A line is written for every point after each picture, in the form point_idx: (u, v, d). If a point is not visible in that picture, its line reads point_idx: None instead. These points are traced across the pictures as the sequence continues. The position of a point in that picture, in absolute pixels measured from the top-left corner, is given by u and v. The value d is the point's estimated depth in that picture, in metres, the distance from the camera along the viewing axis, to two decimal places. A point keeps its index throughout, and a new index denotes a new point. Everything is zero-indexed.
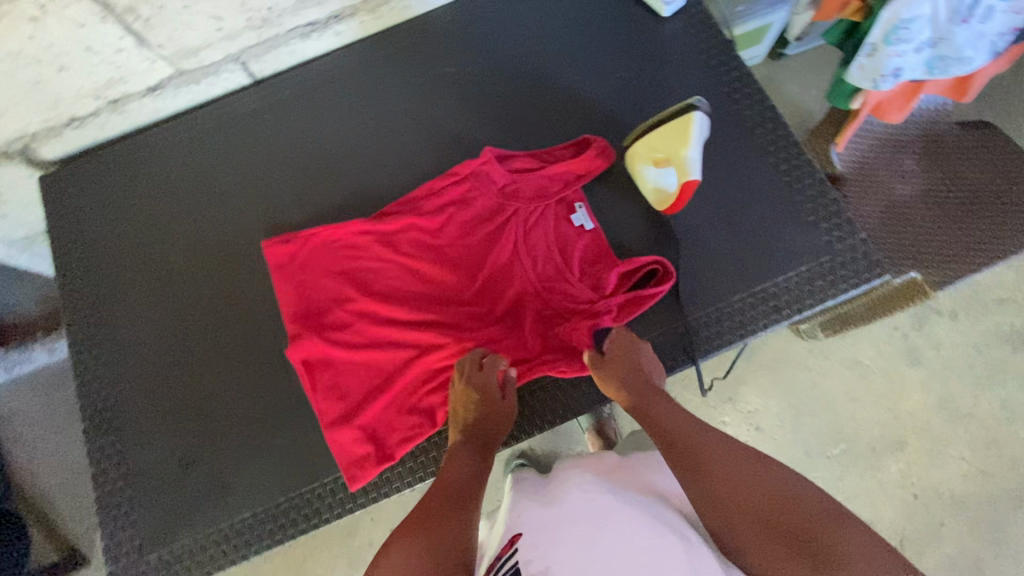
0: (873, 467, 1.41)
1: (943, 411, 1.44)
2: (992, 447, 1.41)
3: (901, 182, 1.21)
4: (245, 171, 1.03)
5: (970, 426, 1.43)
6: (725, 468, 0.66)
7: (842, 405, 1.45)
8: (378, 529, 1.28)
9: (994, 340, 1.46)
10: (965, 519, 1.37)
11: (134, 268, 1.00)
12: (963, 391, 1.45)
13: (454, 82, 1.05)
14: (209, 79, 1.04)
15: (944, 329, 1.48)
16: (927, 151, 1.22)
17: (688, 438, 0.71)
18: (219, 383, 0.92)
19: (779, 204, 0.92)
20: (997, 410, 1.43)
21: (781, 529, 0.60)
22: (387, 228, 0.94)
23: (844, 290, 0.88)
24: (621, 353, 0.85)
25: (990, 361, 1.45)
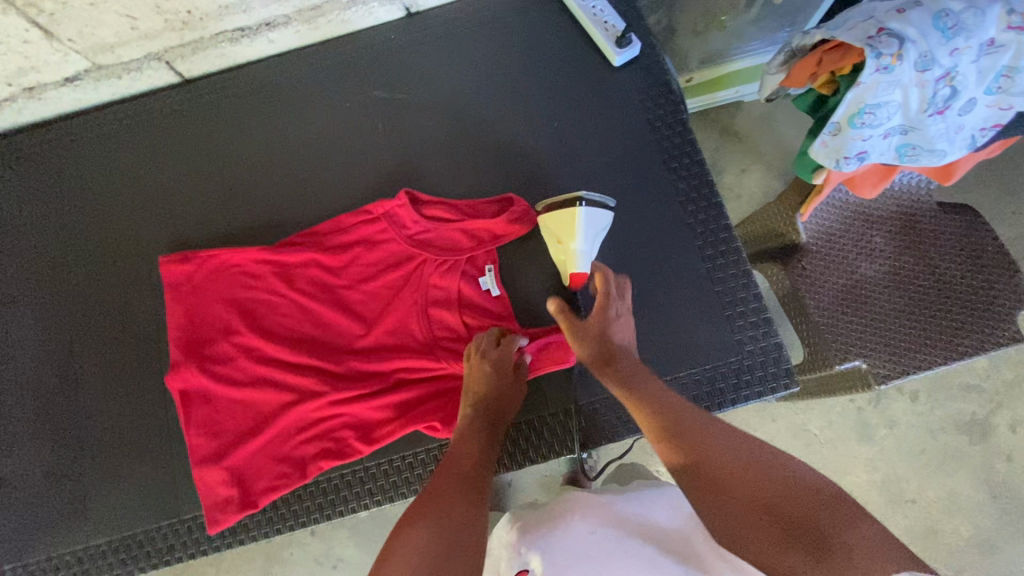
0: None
1: (885, 493, 1.32)
2: (930, 536, 1.30)
3: (863, 260, 1.04)
4: (158, 176, 0.98)
5: (909, 513, 1.31)
6: (725, 463, 0.59)
7: None
8: (279, 548, 1.26)
9: (951, 427, 1.33)
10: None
11: (32, 265, 0.96)
12: (910, 476, 1.33)
13: (385, 109, 0.99)
14: (132, 75, 0.99)
15: (900, 409, 1.35)
16: (900, 230, 1.04)
17: (681, 425, 0.66)
18: (98, 401, 0.90)
19: (696, 291, 0.85)
20: (943, 501, 1.31)
21: (786, 522, 0.51)
22: (290, 261, 0.90)
23: (745, 397, 0.81)
24: (607, 316, 0.79)
25: (946, 450, 1.32)
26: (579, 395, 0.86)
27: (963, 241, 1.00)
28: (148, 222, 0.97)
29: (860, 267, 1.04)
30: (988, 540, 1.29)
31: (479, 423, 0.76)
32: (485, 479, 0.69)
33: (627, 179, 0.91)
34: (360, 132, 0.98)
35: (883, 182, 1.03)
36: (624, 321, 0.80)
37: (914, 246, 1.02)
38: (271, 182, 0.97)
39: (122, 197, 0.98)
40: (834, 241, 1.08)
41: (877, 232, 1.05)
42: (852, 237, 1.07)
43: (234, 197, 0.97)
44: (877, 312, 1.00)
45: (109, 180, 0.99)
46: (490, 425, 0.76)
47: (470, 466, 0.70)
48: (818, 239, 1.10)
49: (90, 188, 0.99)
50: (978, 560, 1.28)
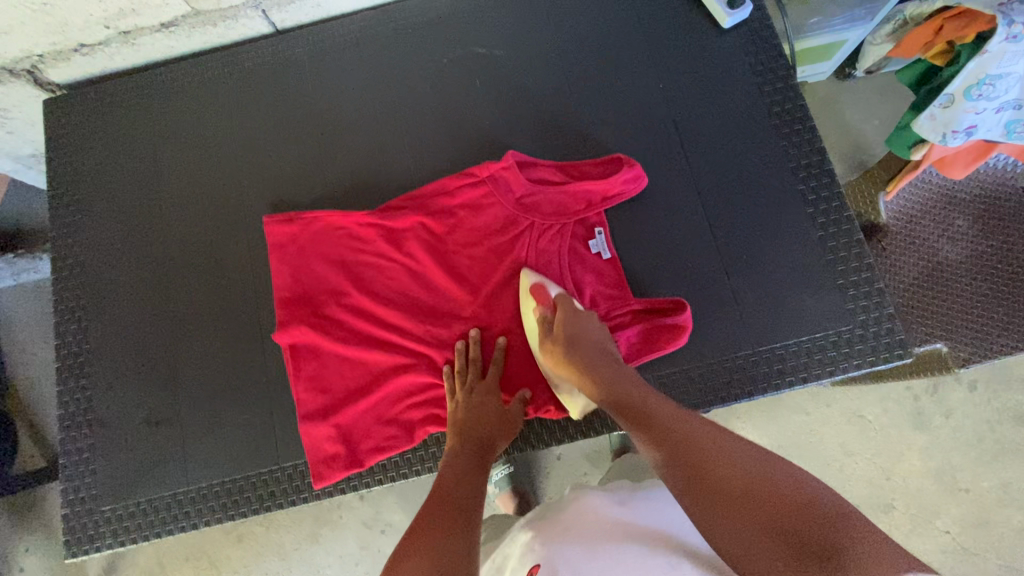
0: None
1: (936, 482, 1.20)
2: (982, 527, 1.18)
3: (945, 243, 0.96)
4: (253, 128, 0.98)
5: (964, 503, 1.19)
6: (725, 475, 0.53)
7: (832, 456, 1.22)
8: (329, 511, 1.23)
9: (1010, 419, 1.21)
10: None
11: (130, 213, 0.96)
12: (966, 466, 1.20)
13: (484, 66, 0.97)
14: (226, 23, 0.97)
15: (957, 397, 1.22)
16: (986, 214, 0.95)
17: (672, 435, 0.60)
18: (201, 348, 0.91)
19: (805, 259, 0.86)
20: (1000, 494, 1.18)
21: (792, 540, 0.45)
22: (394, 225, 0.90)
23: (858, 365, 0.83)
24: (578, 322, 0.78)
25: (1005, 441, 1.20)
26: (689, 359, 0.85)
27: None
28: (245, 172, 0.96)
29: (939, 250, 0.95)
30: None
31: (467, 453, 0.74)
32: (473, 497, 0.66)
33: (736, 145, 0.90)
34: (457, 88, 0.97)
35: (977, 161, 0.94)
36: (593, 322, 0.79)
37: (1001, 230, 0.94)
38: (366, 134, 0.96)
39: (218, 146, 0.98)
40: (915, 227, 0.99)
41: (961, 214, 0.96)
42: (932, 219, 0.98)
43: (330, 149, 0.96)
44: (959, 300, 0.93)
45: (205, 129, 0.98)
46: (473, 456, 0.74)
47: (460, 490, 0.67)
48: (898, 221, 1.00)
49: (186, 136, 0.98)
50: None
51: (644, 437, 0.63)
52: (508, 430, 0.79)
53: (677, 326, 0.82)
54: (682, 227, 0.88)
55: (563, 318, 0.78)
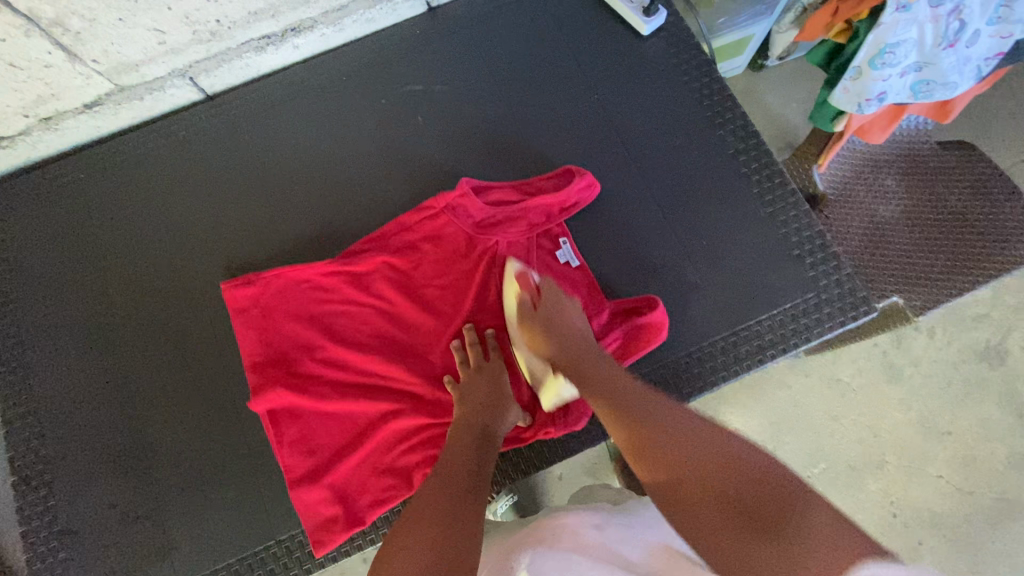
0: (851, 485, 1.22)
1: (919, 428, 1.24)
2: (968, 464, 1.22)
3: (879, 203, 0.98)
4: (196, 198, 0.95)
5: (947, 444, 1.23)
6: (679, 460, 0.57)
7: (819, 424, 1.24)
8: None
9: (969, 356, 1.26)
10: (945, 538, 1.19)
11: (76, 303, 0.91)
12: (941, 409, 1.25)
13: (422, 102, 0.98)
14: (154, 95, 0.95)
15: (919, 345, 1.27)
16: (907, 169, 0.99)
17: (648, 422, 0.63)
18: (173, 430, 0.86)
19: (761, 236, 0.90)
20: (976, 429, 1.23)
21: (739, 509, 0.50)
22: (359, 269, 0.88)
23: (831, 327, 0.86)
24: (556, 307, 0.80)
25: (970, 379, 1.25)
26: (673, 351, 0.86)
27: (966, 169, 0.92)
28: (196, 241, 0.93)
29: (875, 211, 0.98)
30: None
31: (471, 435, 0.73)
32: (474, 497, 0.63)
33: (678, 141, 0.94)
34: (399, 124, 0.97)
35: (890, 125, 1.02)
36: (575, 310, 0.81)
37: (923, 184, 0.95)
38: (316, 183, 0.95)
39: (162, 218, 0.94)
40: (851, 192, 1.04)
41: (888, 175, 1.00)
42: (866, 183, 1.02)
43: (282, 203, 0.94)
44: (896, 253, 0.93)
45: (146, 203, 0.95)
46: (472, 438, 0.72)
47: (463, 488, 0.64)
48: (836, 189, 1.07)
49: (127, 214, 0.95)
50: (1016, 481, 1.21)
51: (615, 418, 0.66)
52: (508, 414, 0.77)
53: (654, 325, 0.83)
54: (643, 225, 0.90)
55: (545, 303, 0.80)
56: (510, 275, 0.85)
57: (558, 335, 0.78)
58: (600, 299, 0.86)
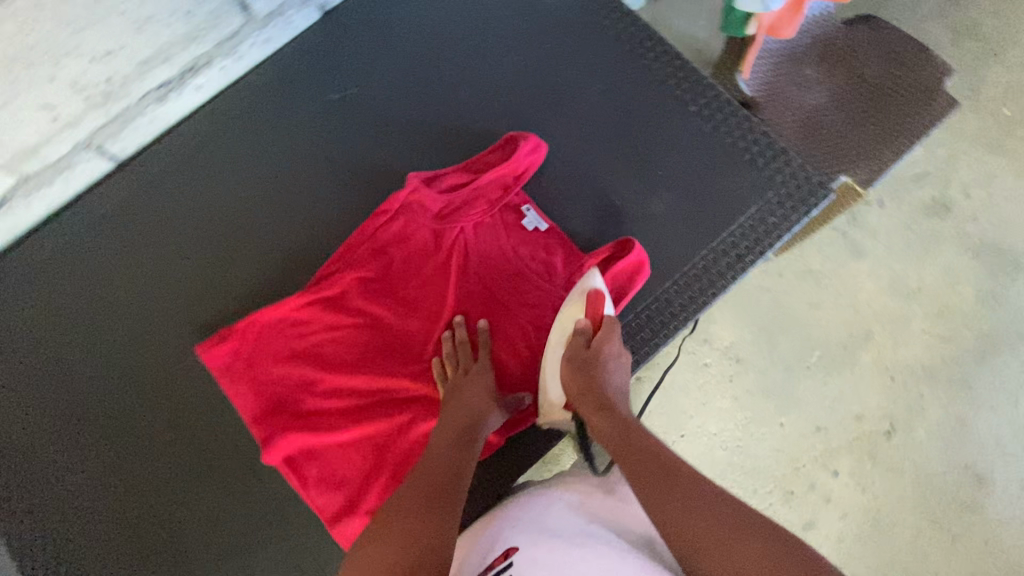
0: (848, 362, 1.22)
1: (894, 292, 1.25)
2: (948, 312, 1.24)
3: (807, 93, 1.01)
4: (141, 269, 0.90)
5: (923, 299, 1.24)
6: (697, 530, 0.50)
7: (804, 315, 1.24)
8: None
9: (920, 214, 1.27)
10: (943, 385, 1.21)
11: (48, 410, 0.86)
12: (910, 269, 1.25)
13: (346, 109, 0.95)
14: (63, 176, 0.89)
15: (874, 217, 1.28)
16: (825, 55, 1.02)
17: (674, 483, 0.56)
18: (194, 507, 0.83)
19: (709, 152, 0.91)
20: (943, 277, 1.25)
21: None
22: (332, 293, 0.85)
23: (798, 218, 0.88)
24: (609, 349, 0.73)
25: (929, 232, 1.27)
26: (660, 282, 0.87)
27: (880, 47, 0.99)
28: (156, 312, 0.89)
29: (807, 100, 1.00)
30: (991, 292, 1.24)
31: (456, 424, 0.71)
32: (455, 489, 0.60)
33: (607, 82, 0.94)
34: (329, 139, 0.94)
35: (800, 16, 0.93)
36: (621, 372, 0.73)
37: (844, 66, 1.00)
38: (261, 220, 0.91)
39: (112, 299, 0.89)
40: (777, 87, 1.03)
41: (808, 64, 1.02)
42: (789, 76, 1.02)
43: (233, 250, 0.90)
44: (840, 133, 0.96)
45: (90, 288, 0.90)
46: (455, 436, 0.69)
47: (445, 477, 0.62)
48: (764, 91, 1.03)
49: (73, 305, 0.89)
50: (992, 314, 1.23)
51: (637, 471, 0.58)
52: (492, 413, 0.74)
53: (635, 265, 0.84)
54: (600, 172, 0.91)
55: (599, 342, 0.73)
56: (581, 290, 0.79)
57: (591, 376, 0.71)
58: (579, 254, 0.86)
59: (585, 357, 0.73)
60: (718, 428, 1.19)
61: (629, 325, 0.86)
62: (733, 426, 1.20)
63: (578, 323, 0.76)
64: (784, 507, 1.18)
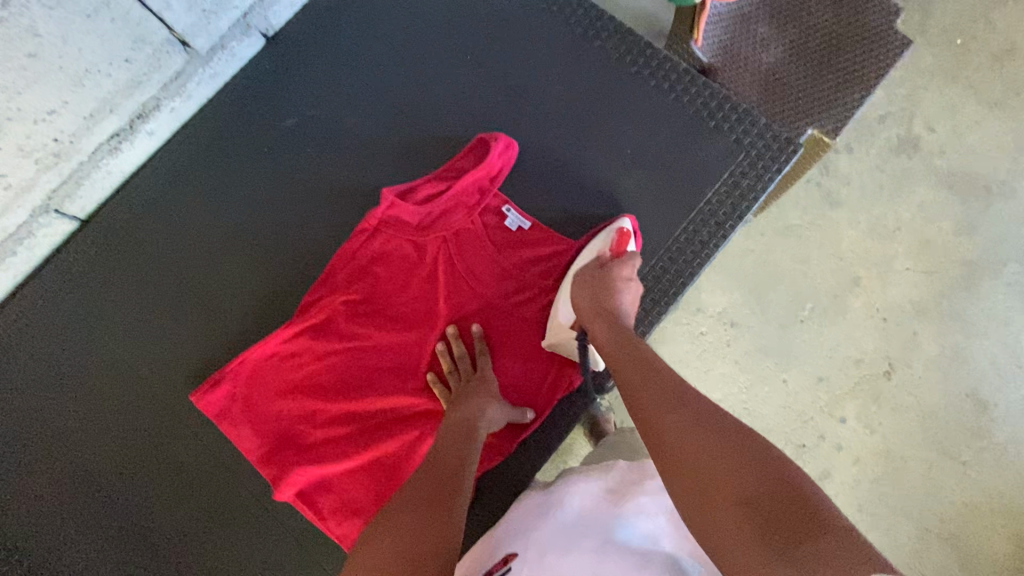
0: (839, 311, 1.23)
1: (874, 234, 1.26)
2: (928, 246, 1.25)
3: (763, 50, 0.98)
4: (121, 326, 0.88)
5: (903, 238, 1.25)
6: (680, 446, 0.51)
7: (790, 270, 1.24)
8: None
9: (891, 154, 1.28)
10: (934, 319, 1.22)
11: (48, 484, 0.84)
12: (886, 211, 1.27)
13: (306, 133, 0.93)
14: (26, 243, 0.87)
15: (846, 163, 1.29)
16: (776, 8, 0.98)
17: (656, 388, 0.59)
18: (213, 557, 0.82)
19: (675, 124, 0.91)
20: (919, 213, 1.26)
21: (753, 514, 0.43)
22: (322, 321, 0.84)
23: (771, 177, 0.89)
24: (621, 275, 0.76)
25: (900, 171, 1.28)
26: (645, 262, 0.87)
27: None
28: (143, 367, 0.87)
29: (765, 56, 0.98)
30: (967, 221, 1.26)
31: (456, 425, 0.73)
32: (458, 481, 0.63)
33: (564, 68, 0.93)
34: (293, 165, 0.92)
35: None
36: (631, 300, 0.75)
37: (794, 18, 0.97)
38: (237, 257, 0.89)
39: (96, 360, 0.87)
40: (733, 49, 1.00)
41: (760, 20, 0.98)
42: (744, 35, 0.99)
43: (212, 293, 0.88)
44: (800, 88, 0.96)
45: (72, 353, 0.87)
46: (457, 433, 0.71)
47: (449, 470, 0.65)
48: (721, 54, 1.00)
49: (57, 372, 0.87)
50: (971, 243, 1.25)
51: (627, 378, 0.63)
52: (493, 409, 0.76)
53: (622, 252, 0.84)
54: (571, 160, 0.90)
55: (611, 268, 0.76)
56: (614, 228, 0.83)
57: (598, 297, 0.74)
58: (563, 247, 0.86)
59: (599, 277, 0.76)
60: (723, 394, 1.20)
61: None
62: (737, 389, 1.21)
63: (597, 255, 0.80)
64: (796, 461, 1.19)
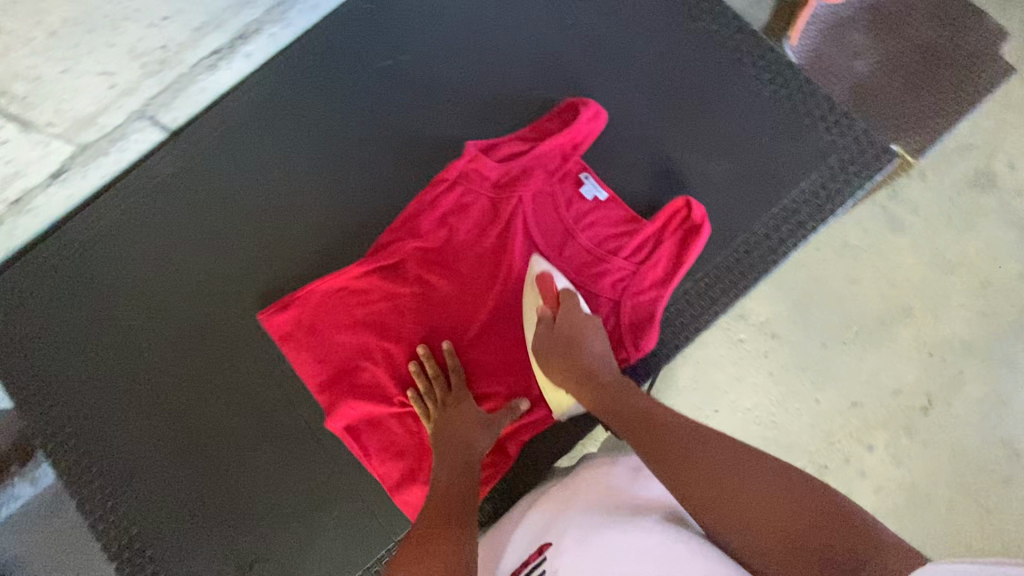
0: (884, 338, 1.18)
1: (932, 266, 1.20)
2: (988, 287, 1.19)
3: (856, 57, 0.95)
4: (197, 239, 0.91)
5: (962, 275, 1.20)
6: (703, 465, 0.57)
7: (840, 290, 1.20)
8: None
9: (964, 188, 1.22)
10: (983, 361, 1.17)
11: (115, 378, 0.88)
12: (948, 243, 1.21)
13: (394, 77, 0.93)
14: (118, 145, 0.90)
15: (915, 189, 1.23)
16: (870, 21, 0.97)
17: (661, 436, 0.62)
18: (259, 473, 0.85)
19: (770, 115, 0.89)
20: (985, 252, 1.20)
21: (767, 516, 0.52)
22: (391, 263, 0.85)
23: (861, 185, 0.87)
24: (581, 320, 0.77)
25: (970, 207, 1.21)
26: (718, 251, 0.86)
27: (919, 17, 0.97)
28: (215, 281, 0.89)
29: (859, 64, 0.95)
30: None
31: (452, 450, 0.73)
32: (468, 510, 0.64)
33: (663, 45, 0.92)
34: (380, 106, 0.93)
35: None
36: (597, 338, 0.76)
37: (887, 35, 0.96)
38: (317, 187, 0.91)
39: (170, 268, 0.90)
40: (827, 50, 0.96)
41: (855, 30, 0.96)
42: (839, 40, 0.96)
43: (288, 220, 0.90)
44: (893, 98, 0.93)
45: (149, 258, 0.90)
46: (456, 463, 0.71)
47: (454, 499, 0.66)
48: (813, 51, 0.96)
49: (133, 274, 0.90)
50: None
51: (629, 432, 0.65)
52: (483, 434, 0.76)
53: (696, 228, 0.84)
54: (656, 139, 0.89)
55: (566, 313, 0.77)
56: (533, 278, 0.82)
57: (569, 354, 0.75)
58: (634, 221, 0.86)
59: (555, 341, 0.76)
60: (752, 403, 1.17)
61: (685, 295, 0.86)
62: (766, 401, 1.18)
63: (540, 316, 0.79)
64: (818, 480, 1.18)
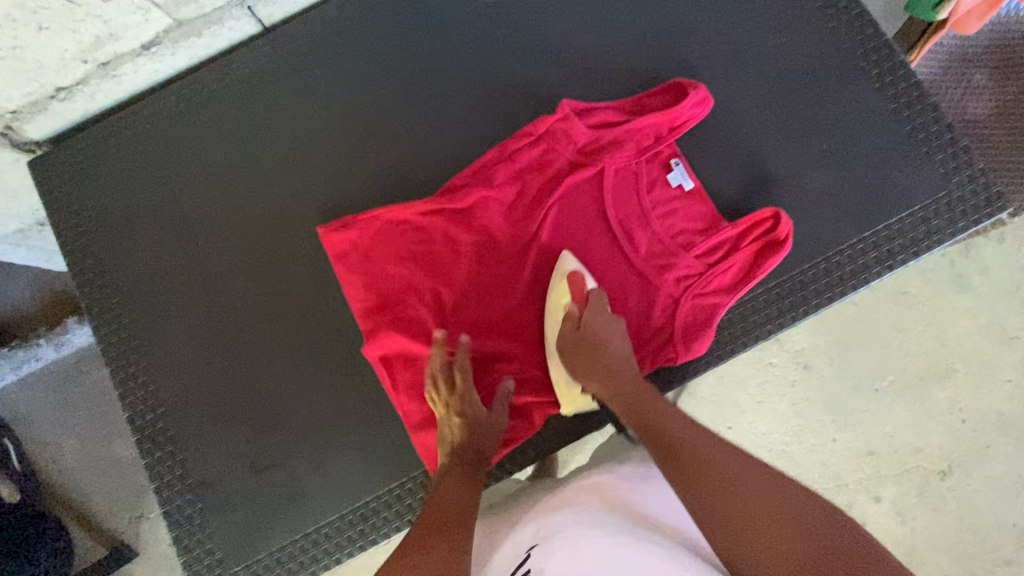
0: (919, 397, 1.14)
1: (985, 334, 1.14)
2: None
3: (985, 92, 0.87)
4: (270, 140, 0.89)
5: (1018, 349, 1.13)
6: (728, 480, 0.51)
7: (889, 336, 1.14)
8: None
9: None
10: (1015, 439, 1.12)
11: (167, 260, 0.88)
12: (1010, 312, 1.14)
13: (499, 15, 0.90)
14: (212, 30, 0.87)
15: (991, 249, 1.15)
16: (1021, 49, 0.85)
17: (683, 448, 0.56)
18: (288, 382, 0.85)
19: (884, 135, 0.84)
20: None
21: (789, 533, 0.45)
22: (458, 207, 0.83)
23: (963, 227, 0.82)
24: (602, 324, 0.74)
25: None
26: (797, 264, 0.82)
27: None
28: (281, 186, 0.88)
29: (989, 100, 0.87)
30: None
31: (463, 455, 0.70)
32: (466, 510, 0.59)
33: (787, 38, 0.87)
34: (479, 43, 0.89)
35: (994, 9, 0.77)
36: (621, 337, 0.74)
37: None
38: (399, 113, 0.89)
39: (239, 164, 0.89)
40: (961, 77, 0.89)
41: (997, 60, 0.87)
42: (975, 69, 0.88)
43: (365, 140, 0.89)
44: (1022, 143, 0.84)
45: (220, 149, 0.90)
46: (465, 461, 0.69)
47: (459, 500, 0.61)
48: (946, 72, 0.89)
49: (202, 162, 0.89)
50: None
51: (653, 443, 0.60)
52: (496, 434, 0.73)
53: (778, 241, 0.80)
54: (758, 136, 0.85)
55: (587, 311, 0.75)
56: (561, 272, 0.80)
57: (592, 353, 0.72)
58: (713, 218, 0.82)
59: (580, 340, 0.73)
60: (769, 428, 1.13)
61: (752, 302, 0.82)
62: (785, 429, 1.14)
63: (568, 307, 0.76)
64: None
